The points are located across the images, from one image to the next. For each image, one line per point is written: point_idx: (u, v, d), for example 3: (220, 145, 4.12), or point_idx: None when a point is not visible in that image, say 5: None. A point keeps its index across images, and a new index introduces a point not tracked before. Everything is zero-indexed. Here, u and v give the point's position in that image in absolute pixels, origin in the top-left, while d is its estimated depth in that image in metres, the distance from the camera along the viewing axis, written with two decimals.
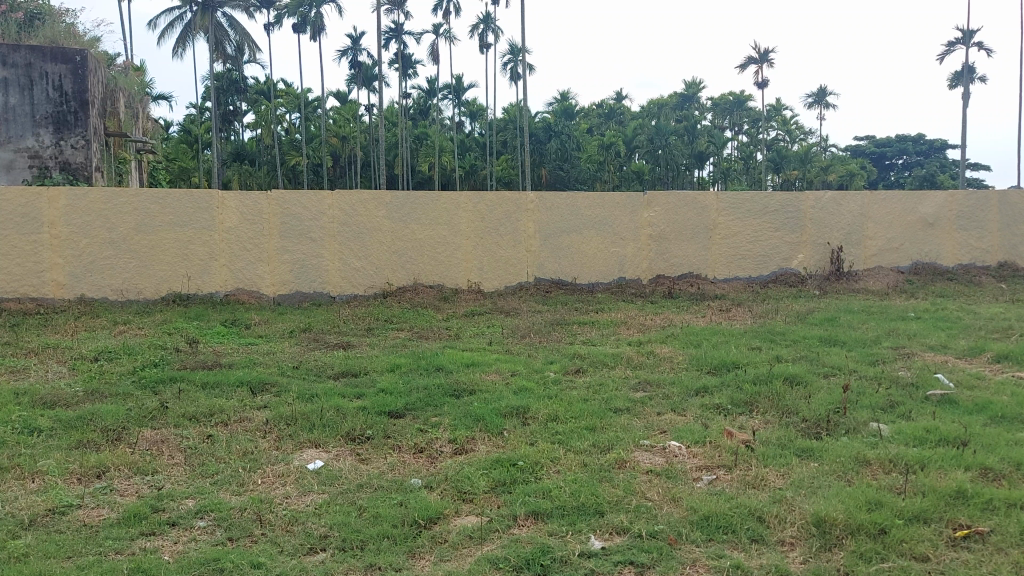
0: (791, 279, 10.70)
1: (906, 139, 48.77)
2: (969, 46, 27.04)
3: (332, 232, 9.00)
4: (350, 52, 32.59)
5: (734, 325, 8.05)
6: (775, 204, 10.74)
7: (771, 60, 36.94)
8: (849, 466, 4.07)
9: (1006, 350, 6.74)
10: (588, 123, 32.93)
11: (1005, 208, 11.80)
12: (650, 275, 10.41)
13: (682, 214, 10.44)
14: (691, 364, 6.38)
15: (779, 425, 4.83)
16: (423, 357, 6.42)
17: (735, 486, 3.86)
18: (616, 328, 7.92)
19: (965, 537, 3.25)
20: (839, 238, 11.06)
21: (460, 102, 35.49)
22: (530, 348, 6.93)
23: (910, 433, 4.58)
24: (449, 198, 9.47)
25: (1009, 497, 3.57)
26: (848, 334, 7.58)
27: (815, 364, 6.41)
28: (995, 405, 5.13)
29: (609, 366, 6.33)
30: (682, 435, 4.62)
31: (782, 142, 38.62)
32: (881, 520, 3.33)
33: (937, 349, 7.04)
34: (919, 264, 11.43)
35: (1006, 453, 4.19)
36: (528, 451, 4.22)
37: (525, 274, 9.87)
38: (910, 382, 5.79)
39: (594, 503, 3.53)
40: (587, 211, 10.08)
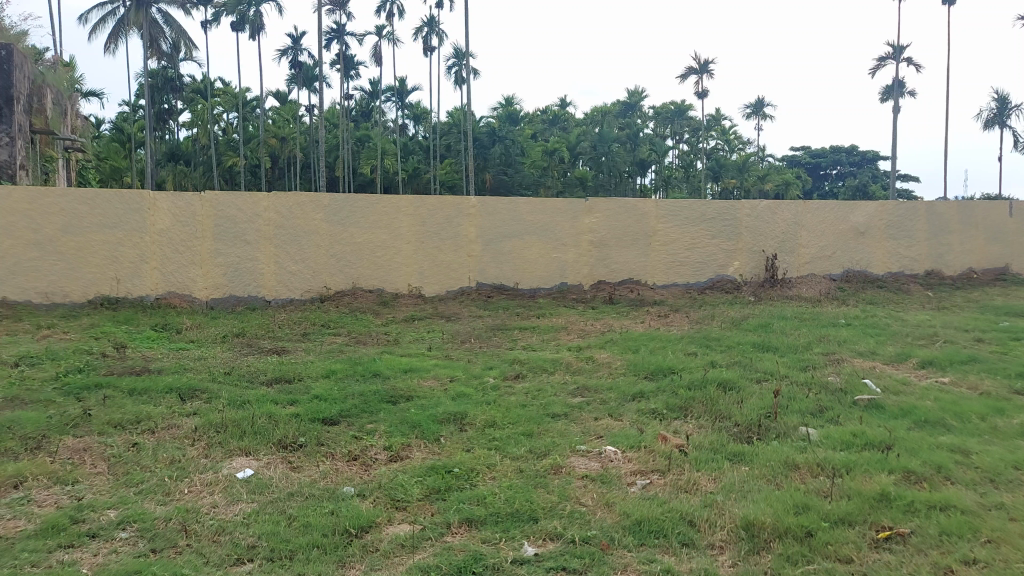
0: (727, 285, 10.93)
1: (839, 150, 50.28)
2: (899, 61, 28.00)
3: (268, 235, 8.84)
4: (290, 52, 32.04)
5: (672, 331, 8.17)
6: (712, 212, 10.96)
7: (710, 71, 37.58)
8: (778, 471, 4.15)
9: (931, 357, 6.99)
10: (531, 128, 33.08)
11: (932, 219, 12.24)
12: (591, 280, 10.50)
13: (622, 220, 10.56)
14: (629, 369, 6.44)
15: (712, 430, 4.91)
16: (360, 362, 6.35)
17: (667, 491, 3.90)
18: (557, 333, 7.95)
19: (887, 538, 3.35)
20: (773, 246, 11.34)
21: (403, 105, 35.29)
22: (469, 354, 6.91)
23: (838, 437, 4.71)
24: (388, 202, 9.40)
25: (930, 500, 3.70)
26: (781, 340, 7.76)
27: (748, 369, 6.54)
28: (919, 410, 5.31)
29: (549, 372, 6.34)
30: (618, 441, 4.66)
31: (721, 151, 39.33)
32: (808, 523, 3.42)
33: (865, 355, 7.26)
34: (851, 272, 11.77)
35: (928, 457, 4.34)
36: (463, 458, 4.20)
37: (466, 278, 9.85)
38: (838, 388, 5.94)
39: (528, 510, 3.53)
40: (529, 216, 10.12)
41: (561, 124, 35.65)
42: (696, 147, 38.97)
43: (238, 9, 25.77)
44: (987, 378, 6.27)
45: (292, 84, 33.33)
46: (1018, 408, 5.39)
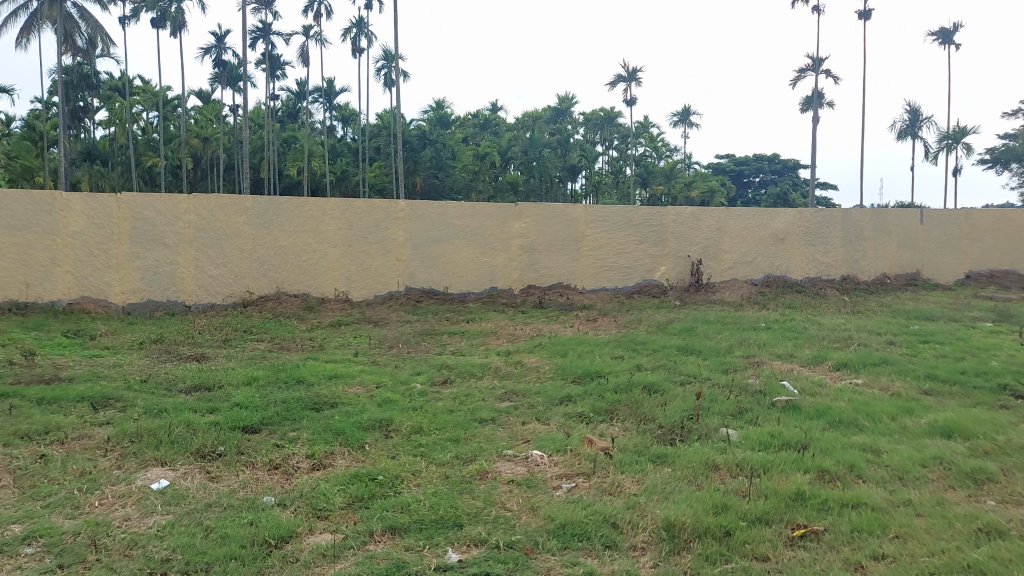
0: (654, 290, 11.12)
1: (762, 158, 51.75)
2: (818, 72, 29.00)
3: (188, 238, 8.60)
4: (214, 50, 31.27)
5: (599, 335, 8.26)
6: (639, 217, 11.16)
7: (638, 79, 38.21)
8: (698, 472, 4.24)
9: (845, 359, 7.26)
10: (462, 132, 33.06)
11: (848, 226, 12.72)
12: (521, 285, 10.54)
13: (551, 225, 10.64)
14: (557, 373, 6.49)
15: (637, 433, 4.98)
16: (283, 369, 6.22)
17: (591, 493, 3.94)
18: (485, 338, 7.95)
19: (801, 536, 3.45)
20: (697, 252, 11.61)
21: (331, 106, 34.85)
22: (396, 359, 6.85)
23: (756, 438, 4.84)
24: (315, 204, 9.26)
25: (842, 498, 3.83)
26: (704, 344, 7.93)
27: (672, 372, 6.66)
28: (833, 410, 5.50)
29: (477, 377, 6.33)
30: (544, 444, 4.68)
31: (649, 158, 40.00)
32: (726, 523, 3.50)
33: (784, 357, 7.49)
34: (771, 277, 12.13)
35: (841, 456, 4.50)
36: (388, 465, 4.16)
37: (395, 282, 9.77)
38: (758, 389, 6.11)
39: (453, 516, 3.52)
40: (458, 220, 10.10)
41: (492, 129, 35.69)
42: (625, 154, 39.56)
43: (159, 6, 25.02)
44: (897, 379, 6.54)
45: (215, 83, 32.51)
46: (925, 408, 5.64)
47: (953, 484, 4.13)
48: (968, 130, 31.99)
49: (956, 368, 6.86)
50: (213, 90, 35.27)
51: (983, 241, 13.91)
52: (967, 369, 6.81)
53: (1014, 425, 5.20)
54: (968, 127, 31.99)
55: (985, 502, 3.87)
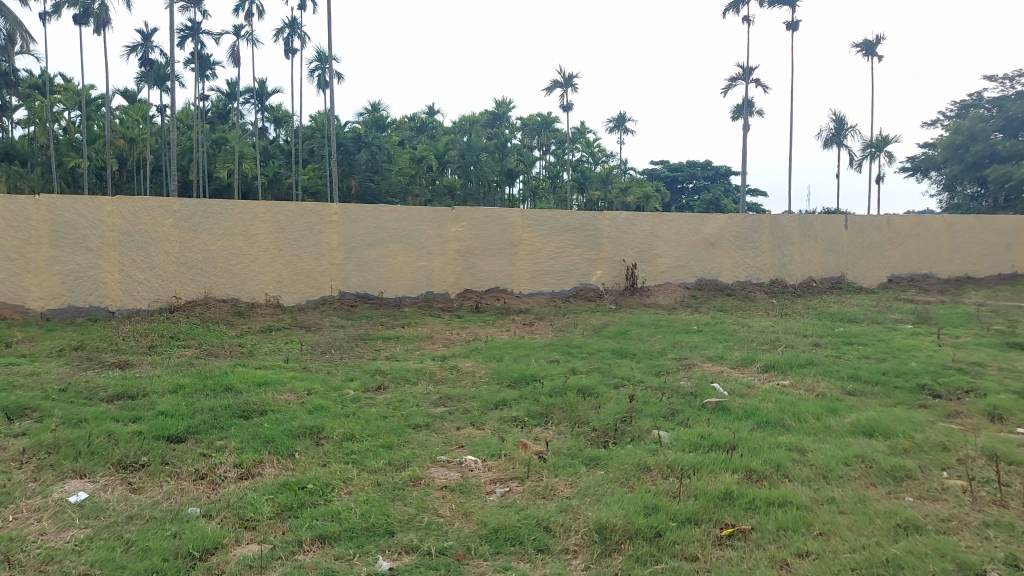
0: (590, 294, 11.23)
1: (695, 165, 52.81)
2: (748, 81, 29.73)
3: (112, 241, 8.33)
4: (140, 48, 30.40)
5: (535, 339, 8.29)
6: (575, 222, 11.27)
7: (574, 85, 38.57)
8: (631, 473, 4.29)
9: (773, 361, 7.44)
10: (399, 135, 32.85)
11: (776, 231, 13.07)
12: (457, 289, 10.51)
13: (488, 229, 10.64)
14: (492, 377, 6.48)
15: (571, 436, 5.01)
16: (210, 376, 6.07)
17: (525, 497, 3.95)
18: (421, 342, 7.90)
19: (729, 535, 3.52)
20: (632, 256, 11.77)
21: (263, 108, 34.25)
22: (328, 365, 6.75)
23: (686, 439, 4.92)
24: (246, 207, 9.08)
25: (768, 497, 3.92)
26: (637, 347, 8.04)
27: (607, 375, 6.73)
28: (760, 411, 5.64)
29: (411, 382, 6.28)
30: (478, 449, 4.67)
31: (585, 163, 40.35)
32: (657, 523, 3.55)
33: (714, 360, 7.64)
34: (703, 280, 12.37)
35: (768, 455, 4.61)
36: (318, 473, 4.09)
37: (329, 287, 9.63)
38: (689, 391, 6.22)
39: (384, 523, 3.48)
40: (394, 224, 10.03)
41: (429, 132, 35.55)
42: (562, 159, 39.86)
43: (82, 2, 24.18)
44: (822, 380, 6.73)
45: (142, 82, 31.60)
46: (848, 408, 5.82)
47: (875, 482, 4.27)
48: (890, 139, 33.19)
49: (877, 369, 7.10)
50: (140, 89, 34.28)
51: (904, 246, 14.45)
52: (887, 370, 7.05)
53: (931, 423, 5.41)
54: (889, 136, 33.22)
55: (903, 499, 4.01)
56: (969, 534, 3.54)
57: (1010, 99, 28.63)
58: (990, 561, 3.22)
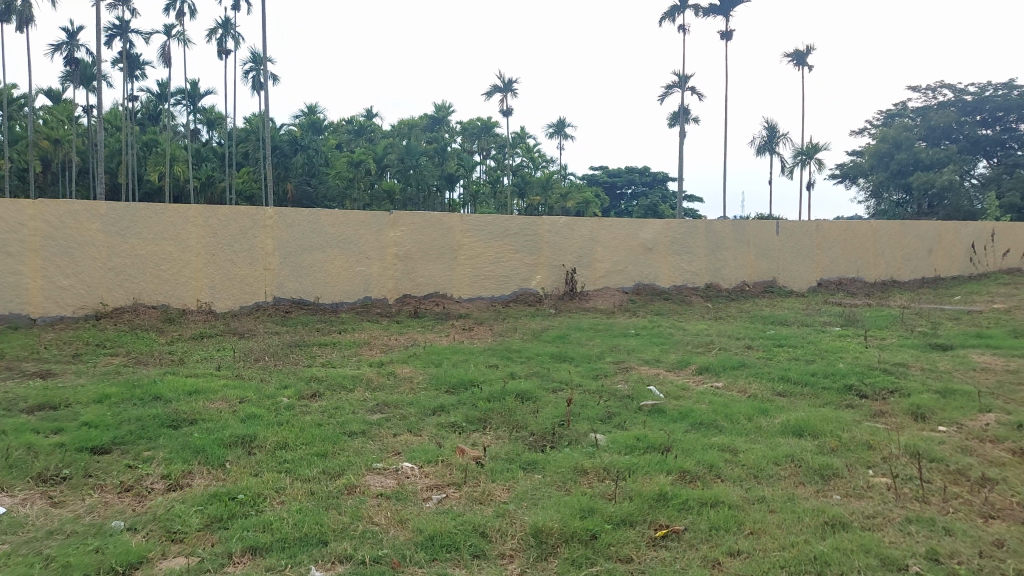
0: (530, 298, 11.27)
1: (633, 171, 53.58)
2: (684, 89, 30.32)
3: (35, 246, 8.03)
4: (65, 47, 29.44)
5: (474, 344, 8.27)
6: (515, 227, 11.32)
7: (513, 90, 38.74)
8: (567, 477, 4.32)
9: (707, 363, 7.58)
10: (336, 139, 32.51)
11: (711, 236, 13.36)
12: (396, 294, 10.42)
13: (427, 234, 10.59)
14: (431, 383, 6.44)
15: (508, 441, 5.01)
16: (138, 385, 5.89)
17: (461, 503, 3.93)
18: (358, 348, 7.82)
19: (664, 536, 3.57)
20: (572, 261, 11.88)
21: (195, 109, 33.48)
22: (262, 372, 6.62)
23: (623, 441, 4.97)
24: (177, 211, 8.86)
25: (702, 498, 3.99)
26: (576, 351, 8.09)
27: (545, 379, 6.75)
28: (695, 413, 5.73)
29: (347, 389, 6.20)
30: (416, 456, 4.64)
31: (526, 169, 40.51)
32: (592, 526, 3.57)
33: (651, 362, 7.74)
34: (641, 285, 12.54)
35: (702, 456, 4.69)
36: (249, 483, 4.01)
37: (263, 293, 9.44)
38: (626, 394, 6.29)
39: (318, 532, 3.43)
40: (331, 229, 9.91)
41: (367, 136, 35.24)
42: (503, 164, 39.95)
43: None
44: (754, 382, 6.88)
45: (67, 81, 30.57)
46: (779, 409, 5.97)
47: (804, 481, 4.37)
48: (820, 147, 34.21)
49: (807, 370, 7.30)
50: (64, 89, 33.19)
51: (832, 251, 14.89)
52: (816, 371, 7.25)
53: (857, 423, 5.58)
54: (819, 144, 34.23)
55: (831, 497, 4.12)
56: (892, 529, 3.66)
57: (932, 109, 29.78)
58: (912, 555, 3.33)
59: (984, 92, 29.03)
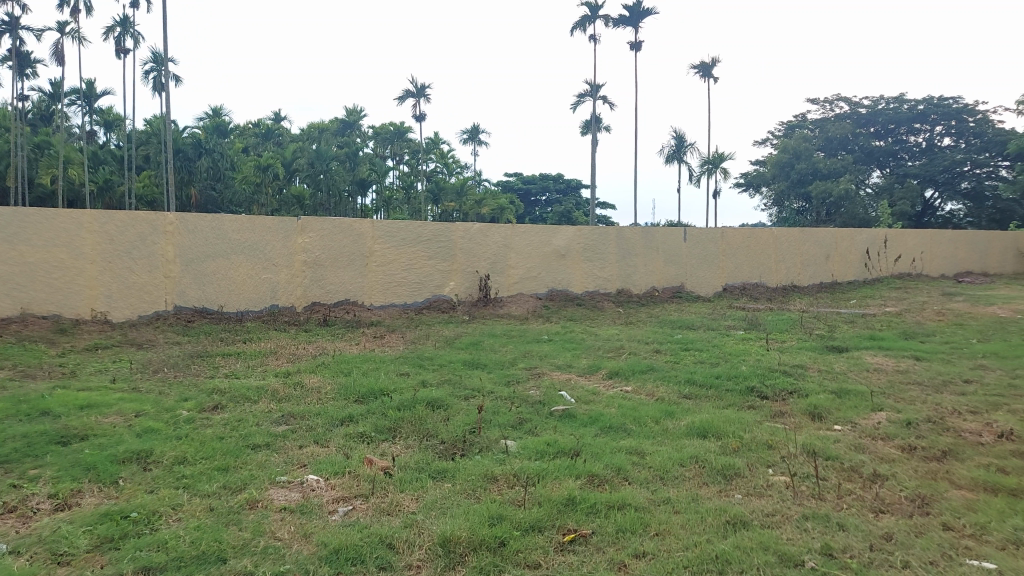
0: (443, 305, 11.23)
1: (547, 177, 54.03)
2: (595, 97, 30.81)
3: None
4: None
5: (386, 352, 8.17)
6: (427, 233, 11.26)
7: (426, 95, 38.61)
8: (477, 484, 4.30)
9: (617, 368, 7.70)
10: (244, 142, 31.71)
11: (622, 242, 13.60)
12: (304, 302, 10.18)
13: (337, 240, 10.41)
14: (339, 392, 6.32)
15: (418, 449, 4.96)
16: (24, 400, 5.57)
17: (369, 515, 3.87)
18: (264, 358, 7.61)
19: (571, 541, 3.59)
20: (485, 267, 11.91)
21: (92, 110, 32.05)
22: (161, 385, 6.36)
23: (533, 447, 4.99)
24: (68, 216, 8.46)
25: (609, 501, 4.04)
26: (489, 357, 8.09)
27: (456, 387, 6.72)
28: (604, 417, 5.80)
29: (252, 400, 6.02)
30: (322, 468, 4.54)
31: (440, 174, 40.28)
32: (501, 533, 3.57)
33: (562, 368, 7.82)
34: (554, 291, 12.67)
35: (610, 459, 4.75)
36: (144, 500, 3.84)
37: (164, 302, 9.09)
38: (538, 400, 6.32)
39: (217, 550, 3.32)
40: (235, 235, 9.62)
41: (275, 139, 34.47)
42: (416, 169, 39.70)
43: None
44: (661, 386, 7.02)
45: None
46: (685, 411, 6.11)
47: (707, 481, 4.49)
48: (725, 156, 35.29)
49: (711, 373, 7.51)
50: None
51: (736, 257, 15.37)
52: (720, 373, 7.46)
53: (758, 423, 5.77)
54: (724, 154, 35.31)
55: (733, 496, 4.24)
56: (789, 526, 3.79)
57: (830, 121, 31.13)
58: (808, 551, 3.46)
59: (876, 105, 30.56)
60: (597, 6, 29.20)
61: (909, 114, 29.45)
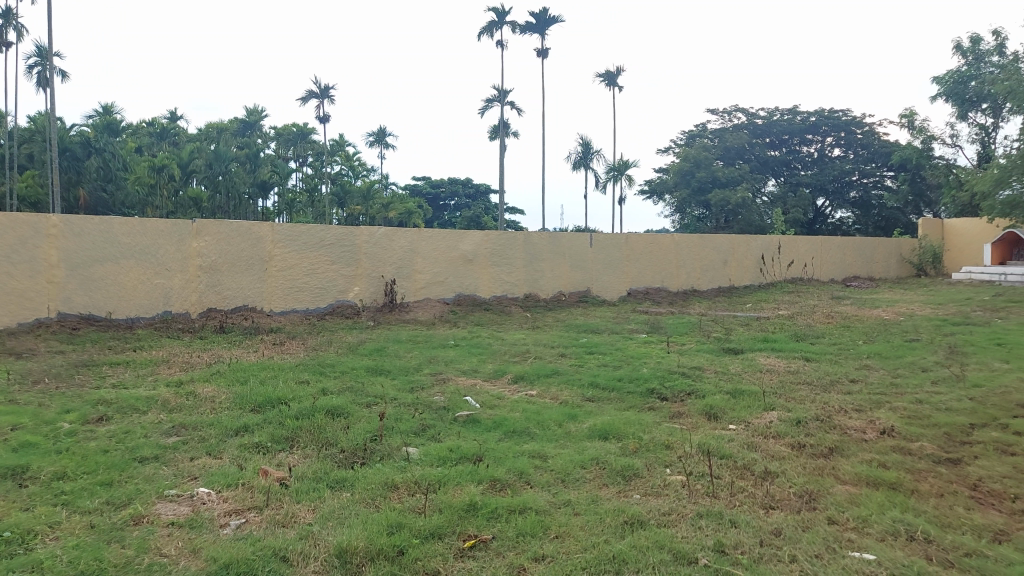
0: (348, 310, 11.06)
1: (455, 181, 53.97)
2: (503, 103, 31.08)
3: None
4: None
5: (285, 359, 7.97)
6: (331, 237, 11.09)
7: (330, 96, 38.08)
8: (377, 493, 4.23)
9: (522, 372, 7.74)
10: (137, 142, 30.46)
11: (527, 247, 13.72)
12: (199, 308, 9.82)
13: (235, 244, 10.12)
14: (234, 402, 6.12)
15: (317, 459, 4.85)
16: None
17: (262, 527, 3.75)
18: (156, 367, 7.30)
19: (471, 547, 3.57)
20: (391, 272, 11.80)
21: None
22: (41, 396, 6.01)
23: (435, 454, 4.96)
24: None
25: (511, 505, 4.04)
26: (393, 363, 8.00)
27: (358, 394, 6.60)
28: (508, 422, 5.82)
29: (141, 411, 5.77)
30: (215, 480, 4.38)
31: (346, 176, 39.62)
32: (399, 541, 3.53)
33: (468, 373, 7.80)
34: (461, 296, 12.65)
35: (512, 464, 4.77)
36: (18, 519, 3.62)
37: (46, 308, 8.59)
38: (442, 406, 6.29)
39: (96, 569, 3.16)
40: (126, 238, 9.22)
41: (171, 139, 33.27)
42: (320, 171, 38.99)
43: None
44: (565, 389, 7.09)
45: None
46: (587, 413, 6.20)
47: (607, 482, 4.56)
48: (630, 163, 36.08)
49: (613, 376, 7.64)
50: None
51: (639, 262, 15.72)
52: (622, 376, 7.60)
53: (658, 424, 5.90)
54: (628, 161, 36.09)
55: (631, 496, 4.32)
56: (684, 525, 3.89)
57: (728, 131, 32.23)
58: (701, 548, 3.55)
59: (771, 116, 31.73)
60: (504, 13, 29.49)
61: (801, 125, 30.79)
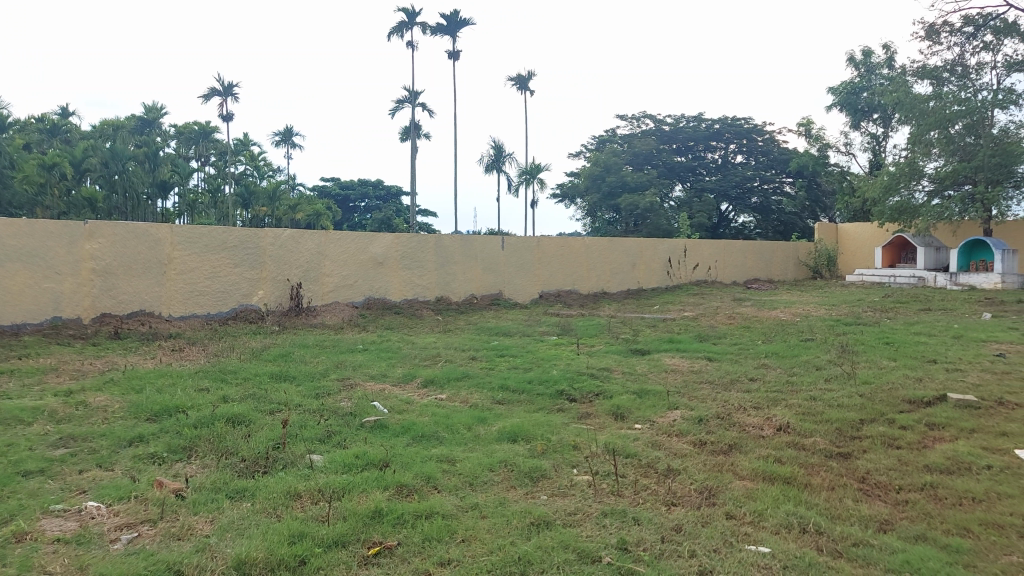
0: (251, 315, 10.78)
1: (367, 183, 53.35)
2: (413, 104, 30.97)
3: None
4: None
5: (185, 366, 7.70)
6: (234, 240, 10.80)
7: (235, 94, 37.10)
8: (279, 503, 4.13)
9: (432, 376, 7.71)
10: (25, 138, 28.98)
11: (439, 249, 13.68)
12: (92, 313, 9.35)
13: (130, 246, 9.72)
14: (129, 411, 5.87)
15: (216, 469, 4.70)
16: None
17: (156, 541, 3.61)
18: (44, 376, 6.94)
19: (376, 553, 3.53)
20: (297, 275, 11.59)
21: None
22: None
23: (341, 460, 4.87)
24: None
25: (417, 510, 4.01)
26: (298, 369, 7.83)
27: (261, 401, 6.43)
28: (416, 426, 5.77)
29: (26, 423, 5.47)
30: (105, 493, 4.19)
31: (252, 175, 38.62)
32: (301, 551, 3.46)
33: (377, 377, 7.71)
34: (371, 299, 12.51)
35: (420, 468, 4.74)
36: None
37: None
38: (348, 411, 6.19)
39: None
40: (10, 240, 8.63)
41: (62, 136, 31.84)
42: (224, 170, 37.89)
43: None
44: (474, 392, 7.09)
45: None
46: (495, 416, 6.21)
47: (514, 484, 4.57)
48: (540, 166, 36.45)
49: (523, 378, 7.69)
50: None
51: (550, 264, 15.88)
52: (532, 378, 7.65)
53: (565, 425, 5.97)
54: (539, 164, 36.44)
55: (538, 497, 4.35)
56: (589, 524, 3.94)
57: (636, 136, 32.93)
58: (605, 546, 3.61)
59: (677, 122, 32.61)
60: (415, 13, 29.40)
61: (706, 132, 31.76)
